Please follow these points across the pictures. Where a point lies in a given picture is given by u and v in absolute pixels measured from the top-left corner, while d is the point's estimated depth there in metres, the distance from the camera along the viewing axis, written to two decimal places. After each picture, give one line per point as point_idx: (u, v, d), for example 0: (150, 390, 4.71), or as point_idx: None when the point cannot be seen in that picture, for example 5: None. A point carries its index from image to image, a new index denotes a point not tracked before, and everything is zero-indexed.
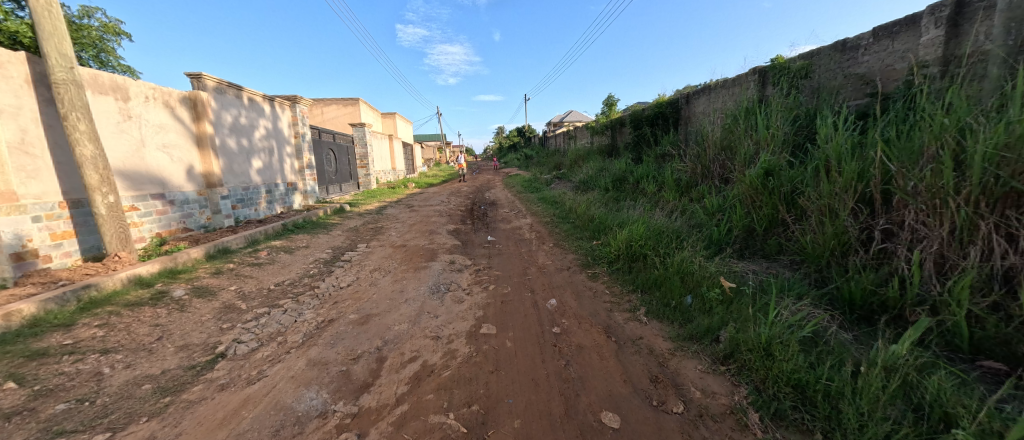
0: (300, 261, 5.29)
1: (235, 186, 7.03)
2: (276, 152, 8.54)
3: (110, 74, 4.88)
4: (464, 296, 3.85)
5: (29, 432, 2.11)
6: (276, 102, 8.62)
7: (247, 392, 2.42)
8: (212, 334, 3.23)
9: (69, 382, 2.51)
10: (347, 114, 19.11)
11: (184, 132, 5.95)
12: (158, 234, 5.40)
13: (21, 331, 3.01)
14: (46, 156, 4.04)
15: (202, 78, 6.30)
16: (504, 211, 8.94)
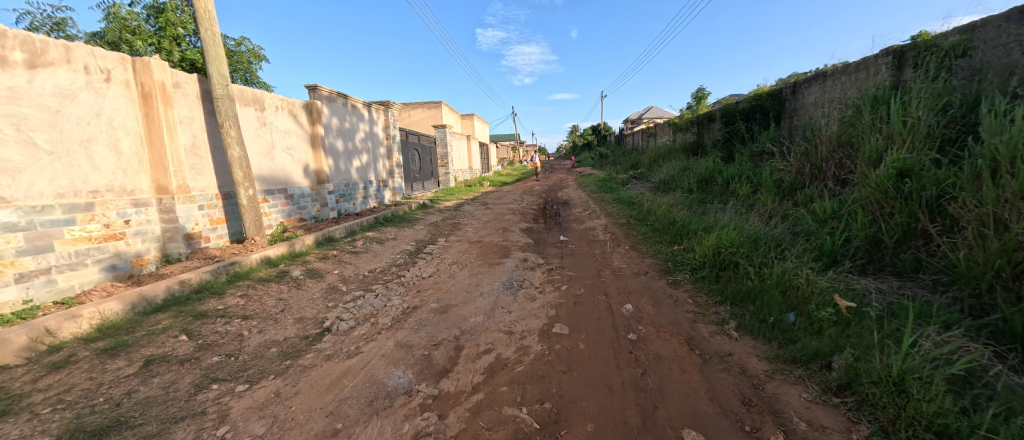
0: (388, 252, 5.86)
1: (339, 183, 8.05)
2: (372, 153, 9.54)
3: (252, 89, 5.90)
4: (536, 294, 3.90)
5: (196, 376, 2.68)
6: (373, 108, 9.66)
7: (347, 364, 2.76)
8: (320, 310, 3.75)
9: (220, 339, 3.14)
10: (430, 116, 20.57)
11: (302, 136, 6.97)
12: (282, 222, 6.40)
13: (188, 296, 3.83)
14: (207, 156, 5.09)
15: (316, 89, 7.32)
16: (577, 211, 8.78)
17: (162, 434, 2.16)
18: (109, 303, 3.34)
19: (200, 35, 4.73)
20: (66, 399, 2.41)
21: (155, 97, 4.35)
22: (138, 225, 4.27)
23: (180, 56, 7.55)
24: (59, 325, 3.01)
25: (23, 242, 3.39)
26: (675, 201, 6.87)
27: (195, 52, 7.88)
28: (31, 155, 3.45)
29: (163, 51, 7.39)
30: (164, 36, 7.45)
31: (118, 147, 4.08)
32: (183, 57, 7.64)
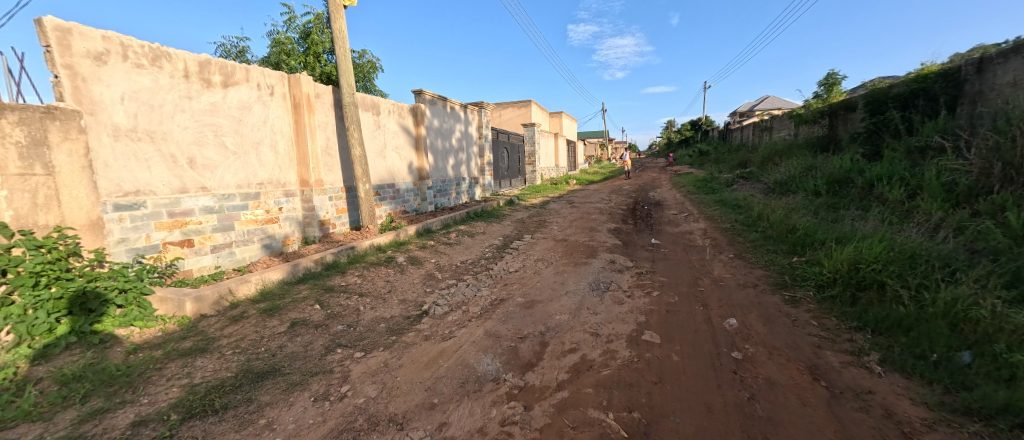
0: (479, 245, 6.21)
1: (437, 179, 8.78)
2: (466, 151, 10.16)
3: (372, 96, 6.68)
4: (625, 298, 3.74)
5: (325, 339, 3.18)
6: (469, 109, 10.26)
7: (442, 346, 3.00)
8: (419, 294, 4.15)
9: (342, 311, 3.69)
10: (521, 115, 20.65)
11: (409, 136, 7.72)
12: (389, 213, 7.20)
13: (318, 272, 4.56)
14: (337, 155, 5.98)
15: (422, 93, 8.05)
16: (670, 213, 8.10)
17: (301, 384, 2.62)
18: (267, 273, 4.14)
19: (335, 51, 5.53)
20: (240, 346, 3.08)
21: (303, 106, 5.22)
22: (287, 211, 5.22)
23: (319, 70, 9.45)
24: (237, 287, 3.85)
25: (217, 221, 4.40)
26: (795, 205, 5.93)
27: (330, 65, 9.63)
28: (223, 155, 4.47)
29: (308, 67, 9.37)
30: (309, 55, 9.38)
31: (275, 147, 5.05)
32: (321, 71, 9.46)
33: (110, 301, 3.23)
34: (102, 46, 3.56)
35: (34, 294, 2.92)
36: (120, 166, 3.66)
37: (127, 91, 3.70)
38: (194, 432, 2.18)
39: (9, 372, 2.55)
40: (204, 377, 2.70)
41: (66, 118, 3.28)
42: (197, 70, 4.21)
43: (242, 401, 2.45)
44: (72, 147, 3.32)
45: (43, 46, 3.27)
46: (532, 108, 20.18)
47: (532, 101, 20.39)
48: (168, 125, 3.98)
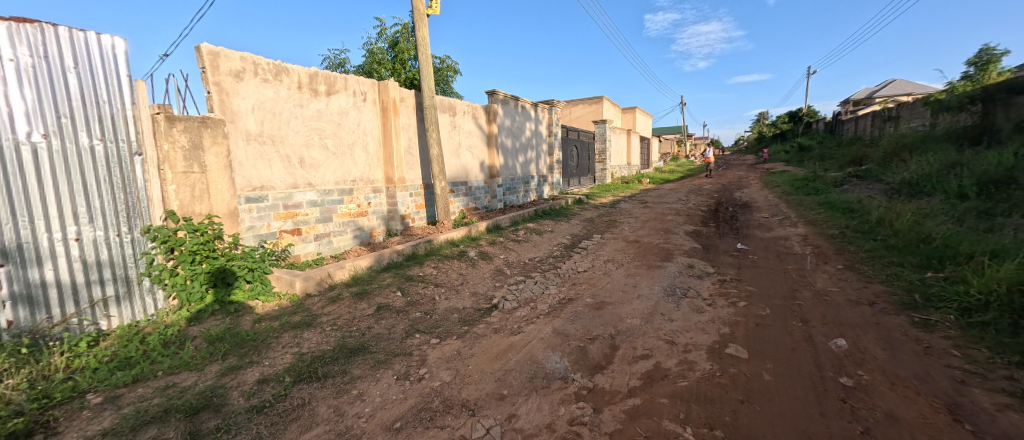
0: (548, 243, 6.21)
1: (507, 177, 8.97)
2: (536, 150, 10.21)
3: (448, 98, 7.01)
4: (705, 306, 3.46)
5: (405, 324, 3.44)
6: (541, 107, 10.27)
7: (511, 340, 3.05)
8: (489, 288, 4.28)
9: (420, 299, 3.95)
10: (592, 112, 19.78)
11: (482, 135, 7.96)
12: (462, 210, 7.51)
13: (399, 262, 4.94)
14: (416, 154, 6.42)
15: (496, 93, 8.23)
16: (760, 216, 7.29)
17: (386, 363, 2.86)
18: (357, 261, 4.55)
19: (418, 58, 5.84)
20: (337, 323, 3.46)
21: (390, 110, 5.66)
22: (374, 206, 5.74)
23: (403, 75, 10.27)
24: (335, 272, 4.31)
25: (320, 213, 4.99)
26: (930, 210, 4.96)
27: (413, 71, 10.35)
28: (325, 155, 5.05)
29: (395, 72, 10.27)
30: (396, 62, 10.25)
31: (366, 148, 5.60)
32: (405, 76, 10.25)
33: (241, 277, 3.83)
34: (240, 65, 4.19)
35: (191, 268, 3.60)
36: (250, 166, 4.30)
37: (256, 102, 4.34)
38: (302, 394, 2.51)
39: (174, 330, 3.23)
40: (309, 348, 3.08)
41: (212, 126, 3.92)
42: (308, 82, 4.82)
43: (338, 373, 2.74)
44: (218, 150, 3.98)
45: (202, 67, 3.94)
46: (605, 104, 19.49)
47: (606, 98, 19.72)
48: (285, 130, 4.61)
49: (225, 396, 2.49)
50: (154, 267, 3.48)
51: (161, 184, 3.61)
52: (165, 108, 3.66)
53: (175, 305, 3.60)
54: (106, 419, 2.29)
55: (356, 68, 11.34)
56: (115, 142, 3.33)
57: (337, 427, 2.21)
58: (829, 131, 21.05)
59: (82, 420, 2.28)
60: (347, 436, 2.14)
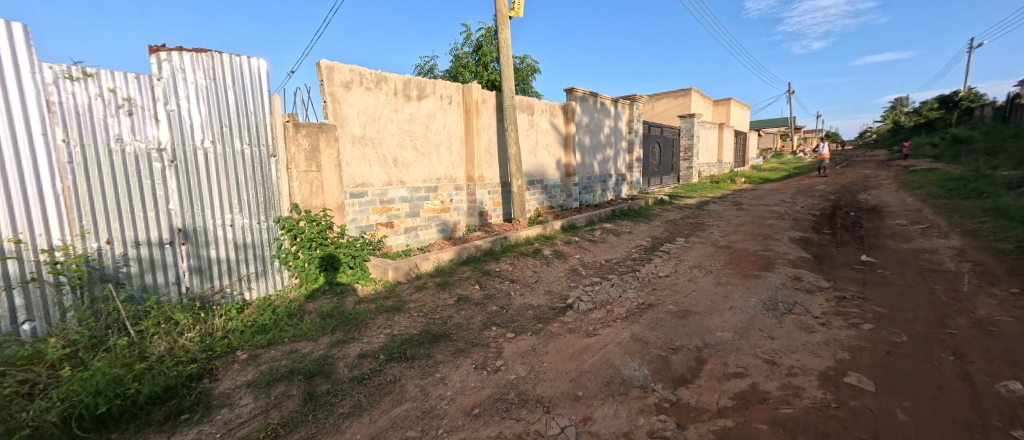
0: (626, 244, 5.94)
1: (583, 176, 8.80)
2: (614, 147, 9.88)
3: (527, 98, 7.08)
4: (815, 325, 3.00)
5: (482, 317, 3.54)
6: (620, 103, 9.95)
7: (586, 341, 2.97)
8: (564, 287, 4.23)
9: (497, 293, 4.05)
10: (676, 106, 18.15)
11: (559, 134, 7.92)
12: (538, 208, 7.48)
13: (478, 257, 5.11)
14: (496, 154, 6.61)
15: (573, 91, 8.24)
16: (893, 223, 6.15)
17: (466, 351, 2.97)
18: (439, 254, 4.80)
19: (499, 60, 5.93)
20: (423, 310, 3.70)
21: (472, 111, 5.96)
22: (456, 202, 6.03)
23: (485, 77, 10.54)
24: (421, 262, 4.59)
25: (409, 208, 5.37)
26: None
27: (495, 72, 10.56)
28: (416, 156, 5.44)
29: (477, 75, 10.59)
30: (479, 65, 10.58)
31: (450, 148, 5.91)
32: (487, 78, 10.50)
33: (345, 263, 4.28)
34: (349, 76, 4.66)
35: (308, 252, 4.14)
36: (354, 166, 4.77)
37: (360, 109, 4.79)
38: (393, 371, 2.73)
39: (297, 304, 3.75)
40: (400, 329, 3.35)
41: (327, 131, 4.39)
42: (403, 88, 5.22)
43: (423, 356, 2.93)
44: (332, 152, 4.47)
45: (321, 80, 4.43)
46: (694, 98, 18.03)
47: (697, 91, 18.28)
48: (383, 133, 5.03)
49: (332, 365, 2.81)
50: (281, 250, 4.08)
51: (288, 181, 4.19)
52: (293, 118, 4.25)
53: (296, 283, 4.18)
54: (247, 374, 2.74)
55: (442, 73, 11.96)
56: (258, 146, 3.95)
57: (422, 406, 2.36)
58: (999, 118, 16.96)
59: (233, 372, 2.76)
60: (431, 416, 2.26)
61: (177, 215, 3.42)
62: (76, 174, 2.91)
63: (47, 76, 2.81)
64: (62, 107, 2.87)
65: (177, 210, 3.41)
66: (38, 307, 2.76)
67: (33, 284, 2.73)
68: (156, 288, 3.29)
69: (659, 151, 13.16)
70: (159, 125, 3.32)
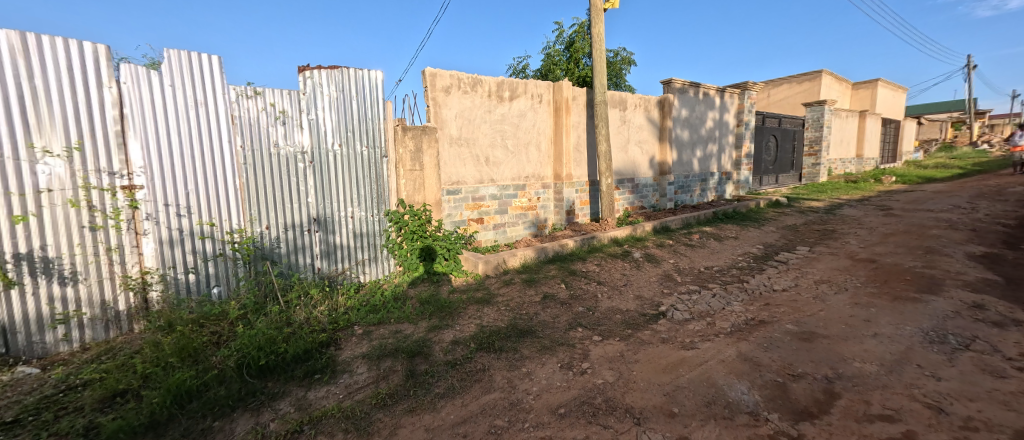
0: (730, 251, 5.35)
1: (679, 174, 8.17)
2: (717, 141, 9.01)
3: (620, 92, 6.77)
4: (1005, 370, 2.34)
5: (567, 317, 3.48)
6: (727, 93, 9.05)
7: (683, 355, 2.72)
8: (656, 293, 3.96)
9: (583, 294, 3.95)
10: (801, 92, 15.76)
11: (654, 129, 7.43)
12: (628, 208, 7.10)
13: (565, 256, 5.04)
14: (585, 151, 6.43)
15: (672, 82, 7.66)
16: None
17: (551, 349, 2.94)
18: (526, 251, 4.84)
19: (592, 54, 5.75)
20: (510, 304, 3.77)
21: (563, 109, 5.87)
22: (543, 200, 6.01)
23: (576, 74, 10.31)
24: (508, 259, 4.68)
25: (498, 205, 5.50)
26: None
27: (587, 68, 10.24)
28: (506, 155, 5.55)
29: (568, 72, 10.41)
30: (571, 61, 10.37)
31: (539, 147, 5.90)
32: (578, 74, 10.25)
33: (440, 255, 4.50)
34: (448, 82, 4.93)
35: (411, 243, 4.47)
36: (450, 165, 5.04)
37: (458, 111, 5.04)
38: (482, 361, 2.82)
39: (399, 289, 4.09)
40: (489, 321, 3.45)
41: (429, 133, 4.70)
42: (496, 90, 5.36)
43: (510, 349, 2.97)
44: (432, 152, 4.76)
45: (426, 86, 4.76)
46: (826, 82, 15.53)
47: (829, 74, 15.72)
48: (477, 134, 5.23)
49: (429, 348, 3.01)
50: (389, 241, 4.46)
51: (396, 179, 4.55)
52: (401, 122, 4.60)
53: (400, 270, 4.56)
54: (362, 347, 3.07)
55: (533, 72, 12.03)
56: (374, 148, 4.35)
57: (509, 397, 2.40)
58: None
59: (352, 343, 3.12)
60: (518, 408, 2.28)
61: (313, 207, 3.99)
62: (247, 172, 3.61)
63: (233, 96, 3.54)
64: (241, 119, 3.57)
65: (313, 203, 3.99)
66: (223, 276, 3.54)
67: (220, 258, 3.52)
68: (298, 265, 3.94)
69: (775, 145, 11.59)
70: (303, 132, 3.89)
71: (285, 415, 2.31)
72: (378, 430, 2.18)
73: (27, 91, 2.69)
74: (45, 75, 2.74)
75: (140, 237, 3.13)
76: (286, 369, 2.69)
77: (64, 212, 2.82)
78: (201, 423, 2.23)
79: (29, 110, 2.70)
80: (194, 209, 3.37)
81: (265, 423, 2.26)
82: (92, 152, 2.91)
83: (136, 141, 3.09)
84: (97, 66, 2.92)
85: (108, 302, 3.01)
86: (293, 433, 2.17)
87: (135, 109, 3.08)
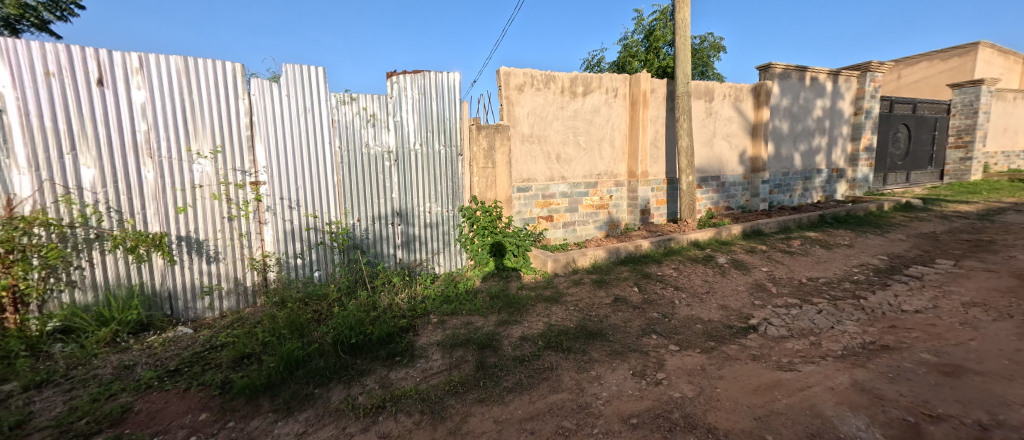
0: (839, 262, 4.68)
1: (776, 171, 7.37)
2: (824, 134, 7.99)
3: (706, 81, 6.28)
4: None
5: (640, 322, 3.30)
6: (840, 78, 8.02)
7: (779, 376, 2.38)
8: (745, 304, 3.60)
9: (659, 299, 3.73)
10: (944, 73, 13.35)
11: (746, 122, 6.78)
12: (711, 208, 6.57)
13: (638, 257, 4.81)
14: (663, 147, 6.06)
15: (771, 68, 6.94)
16: None
17: (622, 355, 2.81)
18: (598, 251, 4.69)
19: (675, 43, 5.39)
20: (579, 305, 3.68)
21: (640, 103, 5.55)
22: (615, 199, 5.78)
23: (656, 65, 9.74)
24: (578, 258, 4.58)
25: (568, 203, 5.41)
26: None
27: (668, 58, 9.63)
28: (577, 151, 5.43)
29: (647, 64, 9.90)
30: (650, 52, 9.86)
31: (613, 143, 5.69)
32: (658, 65, 9.70)
33: (510, 252, 4.55)
34: (522, 80, 4.94)
35: (482, 239, 4.57)
36: (521, 162, 5.06)
37: (531, 108, 5.05)
38: (550, 360, 2.78)
39: (469, 282, 4.20)
40: (557, 320, 3.40)
41: (502, 131, 4.74)
42: (570, 85, 5.26)
43: (578, 350, 2.90)
44: (504, 150, 4.80)
45: (500, 85, 4.82)
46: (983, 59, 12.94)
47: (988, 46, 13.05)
48: (548, 131, 5.19)
49: (499, 341, 3.04)
50: (461, 236, 4.61)
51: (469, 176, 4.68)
52: (476, 122, 4.72)
53: (471, 264, 4.68)
54: (437, 334, 3.20)
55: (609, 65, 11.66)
56: (450, 147, 4.50)
57: (577, 399, 2.34)
58: None
59: (428, 331, 3.26)
60: (586, 412, 2.21)
61: (397, 203, 4.26)
62: (344, 170, 3.95)
63: (334, 102, 3.88)
64: (340, 123, 3.91)
65: (397, 199, 4.25)
66: (323, 262, 3.94)
67: (321, 246, 3.93)
68: (384, 256, 4.24)
69: (906, 135, 9.99)
70: (389, 133, 4.15)
71: (372, 390, 2.50)
72: (450, 415, 2.26)
73: (187, 104, 3.27)
74: (200, 91, 3.32)
75: (262, 225, 3.65)
76: (371, 349, 2.90)
77: (211, 204, 3.42)
78: (305, 389, 2.49)
79: (188, 119, 3.29)
80: (302, 202, 3.80)
81: (355, 395, 2.46)
82: (231, 154, 3.46)
83: (261, 144, 3.58)
84: (235, 80, 3.45)
85: (239, 279, 3.60)
86: (377, 408, 2.33)
87: (260, 116, 3.56)
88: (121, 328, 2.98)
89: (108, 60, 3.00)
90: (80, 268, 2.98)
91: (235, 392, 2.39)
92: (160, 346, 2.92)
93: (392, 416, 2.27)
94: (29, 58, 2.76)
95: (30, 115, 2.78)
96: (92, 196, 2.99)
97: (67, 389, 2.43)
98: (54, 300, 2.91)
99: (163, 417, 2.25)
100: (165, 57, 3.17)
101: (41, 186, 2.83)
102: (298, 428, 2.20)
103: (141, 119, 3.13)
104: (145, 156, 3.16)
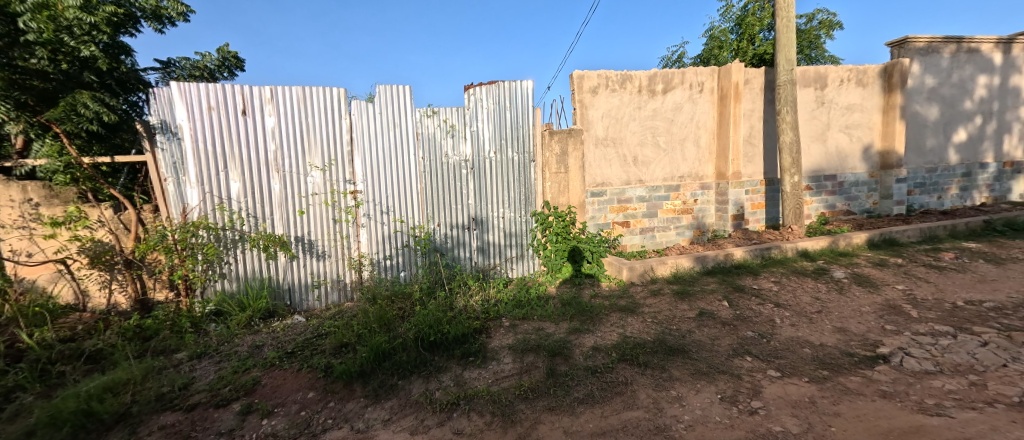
0: (1013, 282, 3.77)
1: (916, 167, 6.33)
2: (989, 118, 6.65)
3: (815, 66, 5.58)
4: None
5: (733, 341, 2.97)
6: (1011, 47, 6.62)
7: (921, 420, 1.96)
8: (870, 329, 3.06)
9: (754, 316, 3.35)
10: None
11: (870, 110, 5.88)
12: (822, 212, 5.79)
13: (727, 268, 4.38)
14: (759, 144, 5.49)
15: (908, 41, 6.03)
16: None
17: (708, 375, 2.55)
18: (684, 259, 4.35)
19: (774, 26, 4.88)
20: (658, 317, 3.43)
21: (731, 96, 5.09)
22: (701, 202, 5.34)
23: (751, 52, 8.87)
24: (657, 266, 4.27)
25: (647, 208, 5.11)
26: None
27: (766, 44, 8.72)
28: (657, 153, 5.13)
29: (740, 52, 9.08)
30: (742, 39, 9.06)
31: (697, 142, 5.28)
32: (753, 53, 8.84)
33: (585, 257, 4.45)
34: (596, 82, 4.80)
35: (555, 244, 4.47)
36: (596, 166, 4.91)
37: (609, 111, 4.90)
38: (625, 374, 2.61)
39: (542, 288, 4.15)
40: (633, 332, 3.20)
41: (576, 135, 4.65)
42: (647, 84, 5.00)
43: (657, 366, 2.68)
44: (577, 154, 4.68)
45: (573, 89, 4.74)
46: None
47: None
48: (625, 132, 4.98)
49: (570, 350, 2.93)
50: (535, 241, 4.55)
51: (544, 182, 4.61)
52: (548, 127, 4.65)
53: (544, 270, 4.62)
54: (509, 338, 3.18)
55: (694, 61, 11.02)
56: (525, 154, 4.48)
57: (654, 420, 2.15)
58: None
59: (500, 334, 3.25)
60: (664, 435, 2.02)
61: (474, 208, 4.34)
62: (427, 179, 4.14)
63: (419, 116, 4.07)
64: (423, 136, 4.10)
65: (473, 205, 4.34)
66: (408, 263, 4.15)
67: (407, 248, 4.14)
68: (461, 259, 4.35)
69: None
70: (467, 143, 4.26)
71: (447, 387, 2.54)
72: (520, 420, 2.21)
73: (306, 126, 3.72)
74: (315, 114, 3.74)
75: (360, 229, 3.95)
76: (448, 347, 2.94)
77: (322, 211, 3.82)
78: (390, 380, 2.61)
79: (306, 138, 3.73)
80: (392, 209, 4.04)
81: (432, 390, 2.52)
82: (336, 167, 3.83)
83: (359, 158, 3.89)
84: (340, 103, 3.81)
85: (341, 276, 3.95)
86: (451, 405, 2.36)
87: (358, 132, 3.87)
88: (254, 313, 3.47)
89: (250, 93, 3.56)
90: (229, 263, 3.57)
91: (335, 375, 2.59)
92: (282, 331, 3.32)
93: (465, 414, 2.28)
94: (199, 97, 3.42)
95: (198, 141, 3.44)
96: (238, 205, 3.58)
97: (217, 360, 2.88)
98: (211, 287, 3.51)
99: (282, 392, 2.52)
100: (290, 87, 3.66)
101: (203, 196, 3.48)
102: (384, 415, 2.33)
103: (271, 139, 3.65)
104: (273, 171, 3.67)
